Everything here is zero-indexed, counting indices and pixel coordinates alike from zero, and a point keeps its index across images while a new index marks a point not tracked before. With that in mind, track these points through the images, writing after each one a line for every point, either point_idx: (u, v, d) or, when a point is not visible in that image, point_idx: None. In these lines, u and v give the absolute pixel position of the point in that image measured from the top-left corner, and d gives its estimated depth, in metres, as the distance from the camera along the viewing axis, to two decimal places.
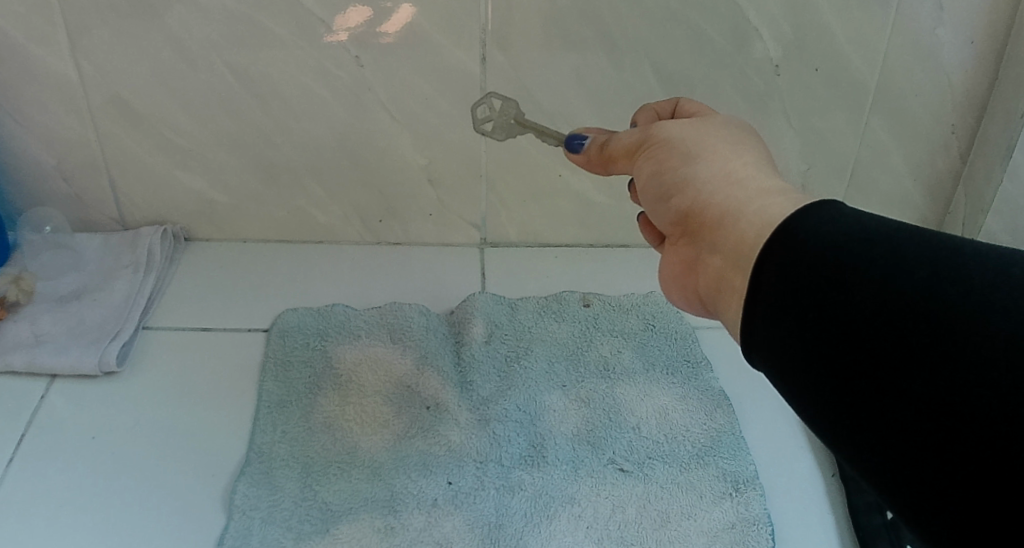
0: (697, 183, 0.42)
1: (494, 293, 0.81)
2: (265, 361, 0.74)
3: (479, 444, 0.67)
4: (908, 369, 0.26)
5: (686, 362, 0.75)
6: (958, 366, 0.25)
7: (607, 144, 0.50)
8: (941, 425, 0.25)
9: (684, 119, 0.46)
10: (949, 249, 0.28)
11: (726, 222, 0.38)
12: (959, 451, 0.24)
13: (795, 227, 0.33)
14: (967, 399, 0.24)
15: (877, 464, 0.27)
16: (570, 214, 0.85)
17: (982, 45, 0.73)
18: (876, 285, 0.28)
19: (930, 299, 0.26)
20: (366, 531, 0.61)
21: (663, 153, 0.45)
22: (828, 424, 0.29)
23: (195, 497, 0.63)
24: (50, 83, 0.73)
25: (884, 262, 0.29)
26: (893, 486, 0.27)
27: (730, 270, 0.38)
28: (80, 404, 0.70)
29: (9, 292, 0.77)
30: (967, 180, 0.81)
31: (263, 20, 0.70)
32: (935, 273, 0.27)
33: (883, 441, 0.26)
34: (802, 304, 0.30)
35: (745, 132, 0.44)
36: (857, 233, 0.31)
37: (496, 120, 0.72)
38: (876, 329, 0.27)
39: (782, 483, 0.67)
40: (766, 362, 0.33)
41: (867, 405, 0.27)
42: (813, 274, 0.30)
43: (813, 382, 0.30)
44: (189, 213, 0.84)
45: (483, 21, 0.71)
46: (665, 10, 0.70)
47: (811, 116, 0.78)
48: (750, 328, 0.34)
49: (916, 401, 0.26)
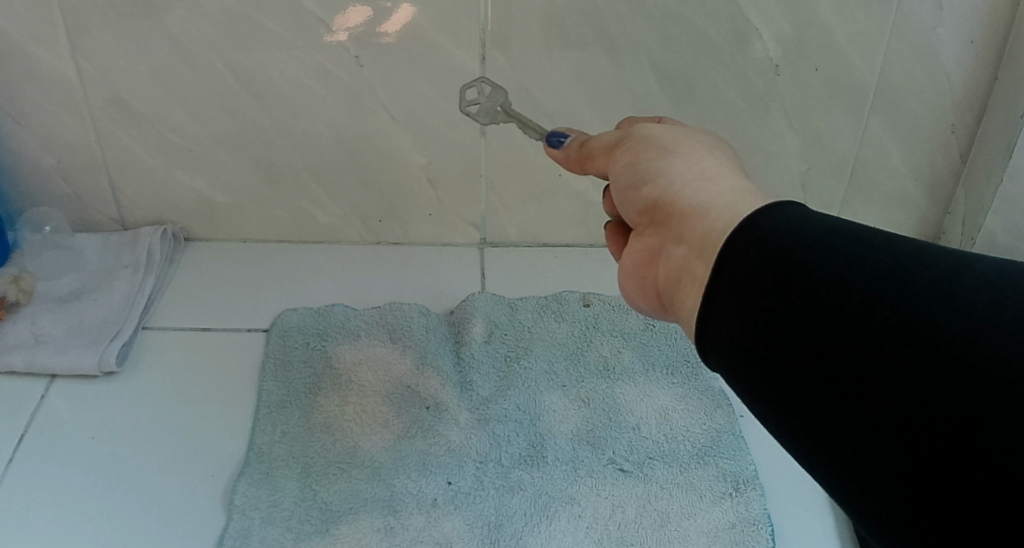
0: (669, 176, 0.42)
1: (493, 294, 0.81)
2: (265, 361, 0.74)
3: (479, 445, 0.67)
4: (868, 356, 0.26)
5: (686, 362, 0.75)
6: (919, 352, 0.25)
7: (586, 142, 0.51)
8: (900, 413, 0.25)
9: (663, 122, 0.47)
10: (910, 246, 0.29)
11: (695, 211, 0.38)
12: (927, 446, 0.24)
13: (760, 220, 0.33)
14: (929, 385, 0.24)
15: (842, 467, 0.27)
16: (570, 213, 0.85)
17: (982, 45, 0.73)
18: (838, 275, 0.28)
19: (893, 290, 0.27)
20: (366, 531, 0.61)
21: (639, 147, 0.45)
22: (787, 423, 0.29)
23: (196, 496, 0.63)
24: (50, 83, 0.73)
25: (843, 256, 0.29)
26: (855, 484, 0.26)
27: (694, 258, 0.37)
28: (80, 404, 0.70)
29: (9, 292, 0.77)
30: (967, 179, 0.81)
31: (263, 20, 0.70)
32: (905, 266, 0.27)
33: (845, 441, 0.26)
34: (763, 295, 0.30)
35: (718, 139, 0.45)
36: (820, 229, 0.31)
37: (484, 103, 0.74)
38: (836, 318, 0.27)
39: (781, 484, 0.67)
40: (720, 357, 0.33)
41: (826, 397, 0.27)
42: (776, 265, 0.30)
43: (771, 377, 0.29)
44: (189, 213, 0.84)
45: (482, 21, 0.71)
46: (664, 10, 0.70)
47: (810, 116, 0.78)
48: (708, 324, 0.33)
49: (872, 386, 0.26)
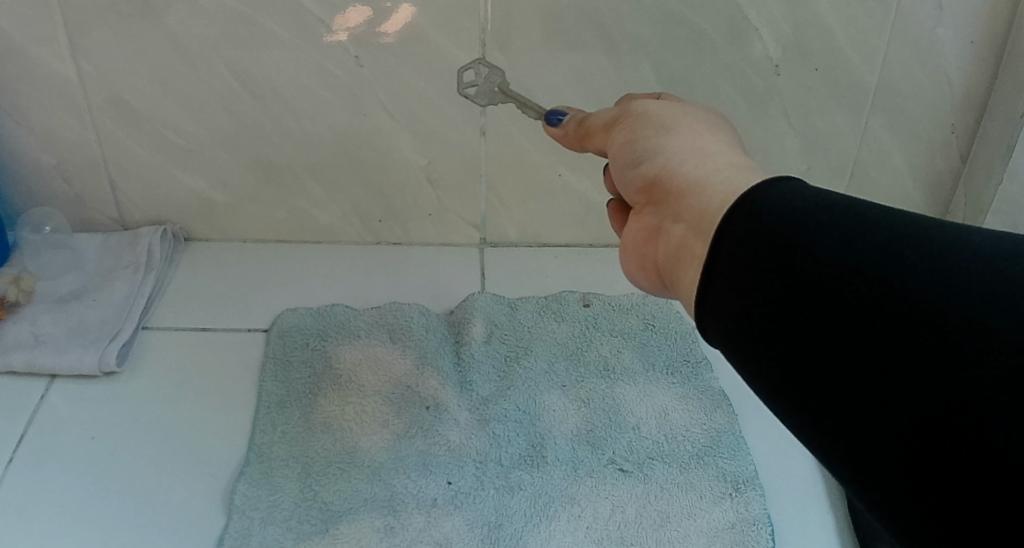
0: (667, 154, 0.41)
1: (493, 294, 0.81)
2: (265, 361, 0.74)
3: (479, 445, 0.67)
4: (865, 334, 0.26)
5: (686, 362, 0.75)
6: (919, 330, 0.25)
7: (585, 120, 0.51)
8: (900, 394, 0.25)
9: (663, 99, 0.47)
10: (906, 221, 0.28)
11: (692, 190, 0.38)
12: (925, 426, 0.24)
13: (756, 196, 0.33)
14: (926, 360, 0.24)
15: (843, 450, 0.27)
16: (570, 213, 0.85)
17: (982, 45, 0.73)
18: (833, 254, 0.28)
19: (890, 265, 0.27)
20: (366, 531, 0.61)
21: (636, 126, 0.45)
22: (789, 406, 0.29)
23: (194, 499, 0.63)
24: (50, 84, 0.73)
25: (838, 232, 0.29)
26: (858, 467, 0.26)
27: (691, 237, 0.37)
28: (80, 405, 0.70)
29: (9, 292, 0.77)
30: (968, 179, 0.81)
31: (264, 20, 0.70)
32: (899, 243, 0.27)
33: (846, 423, 0.26)
34: (760, 273, 0.30)
35: (717, 115, 0.45)
36: (817, 206, 0.31)
37: (481, 85, 0.76)
38: (833, 297, 0.27)
39: (782, 483, 0.67)
40: (722, 340, 0.33)
41: (825, 379, 0.27)
42: (772, 244, 0.30)
43: (772, 359, 0.29)
44: (190, 213, 0.84)
45: (482, 21, 0.71)
46: (665, 9, 0.70)
47: (810, 115, 0.78)
48: (708, 301, 0.34)
49: (868, 365, 0.26)
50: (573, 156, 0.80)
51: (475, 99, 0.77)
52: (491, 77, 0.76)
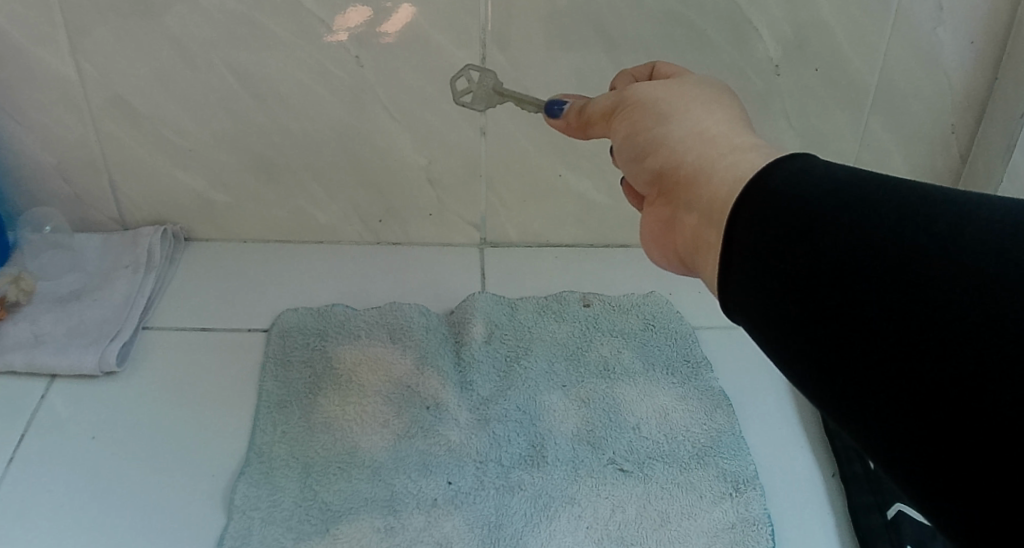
0: (670, 142, 0.41)
1: (493, 293, 0.81)
2: (265, 361, 0.74)
3: (479, 445, 0.68)
4: (878, 318, 0.26)
5: (686, 362, 0.75)
6: (931, 307, 0.25)
7: (585, 108, 0.51)
8: (915, 369, 0.25)
9: (660, 82, 0.46)
10: (919, 196, 0.28)
11: (698, 177, 0.38)
12: (940, 398, 0.24)
13: (767, 176, 0.33)
14: (937, 343, 0.24)
15: (865, 425, 0.27)
16: (571, 214, 0.85)
17: (982, 45, 0.73)
18: (847, 232, 0.29)
19: (897, 247, 0.27)
20: (366, 531, 0.61)
21: (636, 114, 0.44)
22: (812, 383, 0.29)
23: (195, 499, 0.63)
24: (50, 83, 0.73)
25: (853, 211, 0.29)
26: (880, 443, 0.26)
27: (703, 226, 0.37)
28: (79, 405, 0.70)
29: (9, 292, 0.77)
30: (967, 179, 0.81)
31: (264, 20, 0.70)
32: (908, 219, 0.27)
33: (868, 396, 0.26)
34: (776, 252, 0.30)
35: (721, 92, 0.44)
36: (827, 185, 0.31)
37: (476, 92, 0.74)
38: (849, 276, 0.28)
39: (781, 483, 0.67)
40: (747, 325, 0.33)
41: (846, 366, 0.27)
42: (784, 225, 0.30)
43: (793, 345, 0.29)
44: (190, 213, 0.84)
45: (483, 21, 0.71)
46: (665, 9, 0.70)
47: (810, 116, 0.78)
48: (728, 283, 0.34)
49: (883, 351, 0.26)
50: (573, 156, 0.80)
51: (472, 107, 0.75)
52: (485, 83, 0.74)
